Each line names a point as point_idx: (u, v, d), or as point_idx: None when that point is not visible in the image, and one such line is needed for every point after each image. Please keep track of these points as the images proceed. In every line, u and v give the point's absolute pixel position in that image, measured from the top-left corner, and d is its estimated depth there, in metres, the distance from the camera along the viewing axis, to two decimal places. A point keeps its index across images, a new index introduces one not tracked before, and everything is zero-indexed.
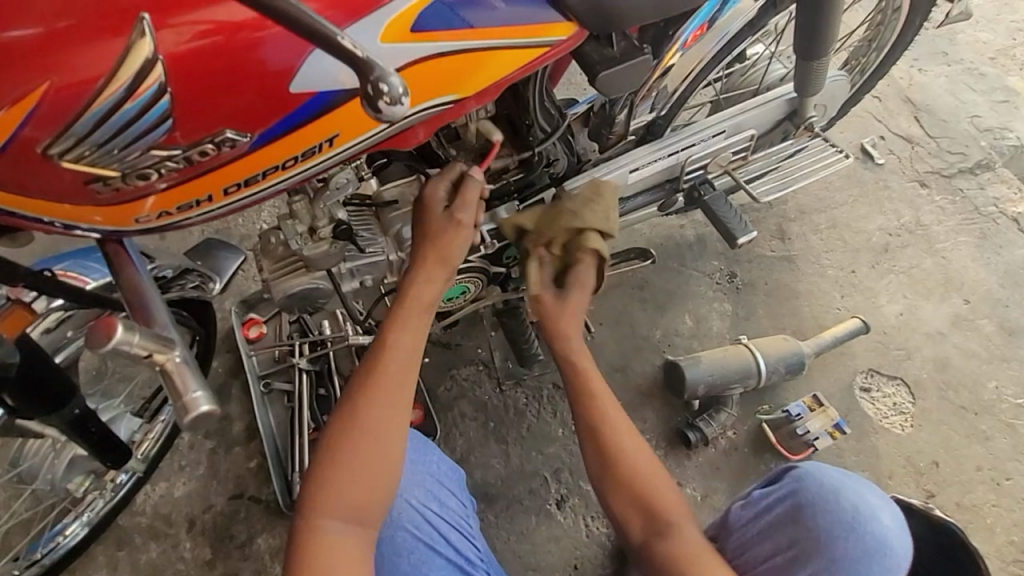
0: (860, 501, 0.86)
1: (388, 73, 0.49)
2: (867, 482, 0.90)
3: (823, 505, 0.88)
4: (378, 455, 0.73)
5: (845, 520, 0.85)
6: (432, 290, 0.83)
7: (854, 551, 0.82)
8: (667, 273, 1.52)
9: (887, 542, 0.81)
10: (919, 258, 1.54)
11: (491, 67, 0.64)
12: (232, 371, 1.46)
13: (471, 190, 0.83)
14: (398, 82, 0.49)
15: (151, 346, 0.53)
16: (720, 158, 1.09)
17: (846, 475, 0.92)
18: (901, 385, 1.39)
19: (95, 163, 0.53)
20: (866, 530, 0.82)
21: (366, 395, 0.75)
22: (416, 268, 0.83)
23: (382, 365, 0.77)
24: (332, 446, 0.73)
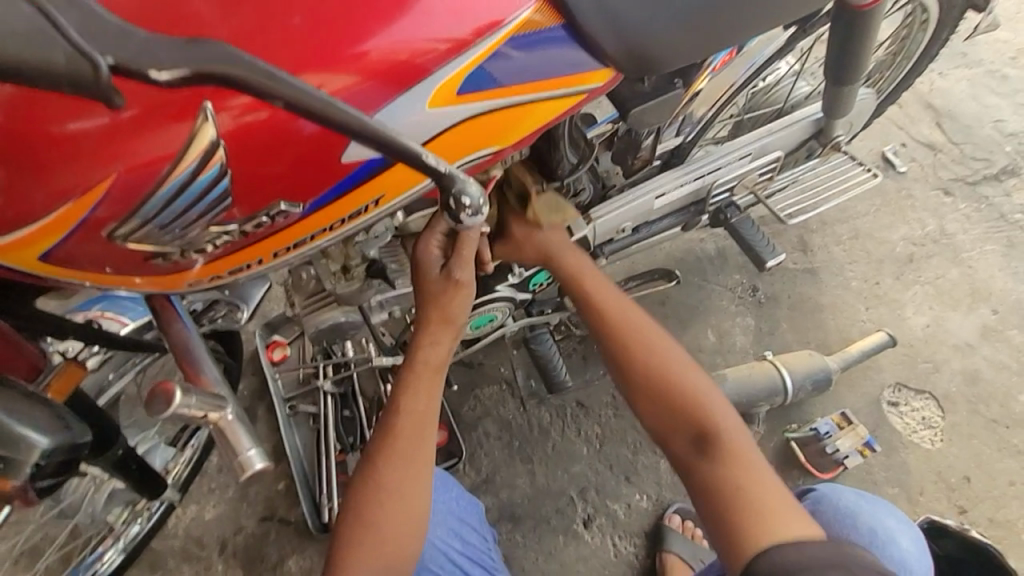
0: (877, 524, 0.90)
1: (467, 185, 0.55)
2: (886, 509, 0.95)
3: (843, 525, 0.91)
4: (402, 515, 0.76)
5: (862, 542, 0.88)
6: (441, 350, 0.81)
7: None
8: (689, 288, 1.51)
9: (907, 566, 0.85)
10: (944, 268, 1.53)
11: (530, 117, 0.65)
12: (258, 393, 1.47)
13: (468, 248, 0.75)
14: (477, 192, 0.56)
15: (204, 408, 0.54)
16: (747, 180, 1.09)
17: (861, 497, 0.97)
18: (930, 399, 1.37)
19: (157, 242, 0.52)
20: (886, 551, 0.86)
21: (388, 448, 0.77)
22: (421, 328, 0.81)
23: (397, 427, 0.78)
24: (358, 510, 0.76)
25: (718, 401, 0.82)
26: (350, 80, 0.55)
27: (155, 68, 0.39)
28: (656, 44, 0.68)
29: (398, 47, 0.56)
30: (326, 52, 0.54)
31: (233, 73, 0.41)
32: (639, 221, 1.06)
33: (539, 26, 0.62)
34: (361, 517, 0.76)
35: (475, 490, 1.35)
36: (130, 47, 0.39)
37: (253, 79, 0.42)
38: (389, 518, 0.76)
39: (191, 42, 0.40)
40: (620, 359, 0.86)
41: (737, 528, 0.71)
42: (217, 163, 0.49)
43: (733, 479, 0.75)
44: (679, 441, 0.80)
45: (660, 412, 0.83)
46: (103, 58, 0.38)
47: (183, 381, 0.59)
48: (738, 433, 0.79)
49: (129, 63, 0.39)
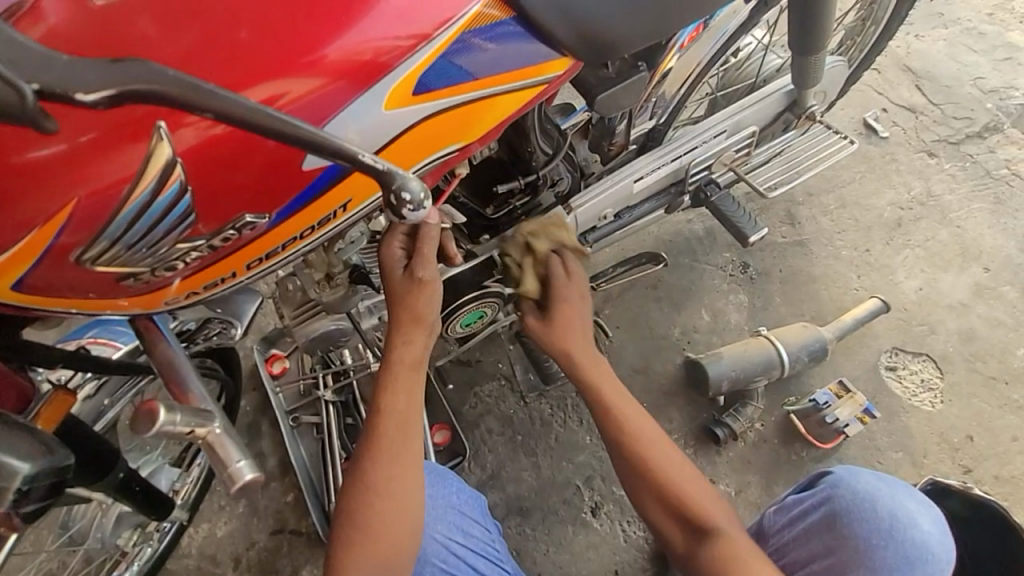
0: (897, 506, 0.88)
1: (407, 180, 0.53)
2: (907, 487, 0.92)
3: (862, 513, 0.90)
4: (396, 512, 0.78)
5: (883, 528, 0.86)
6: (417, 347, 0.82)
7: (895, 559, 0.84)
8: (680, 271, 1.51)
9: (930, 548, 0.83)
10: (934, 230, 1.53)
11: (497, 110, 0.65)
12: (260, 408, 1.48)
13: (428, 243, 0.78)
14: (417, 186, 0.54)
15: (190, 423, 0.54)
16: (724, 157, 1.09)
17: (883, 479, 0.93)
18: (927, 361, 1.38)
19: (127, 263, 0.53)
20: (908, 537, 0.84)
21: (374, 449, 0.79)
22: (390, 330, 0.81)
23: (380, 428, 0.80)
24: (352, 513, 0.77)
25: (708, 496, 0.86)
26: (317, 82, 0.55)
27: (80, 90, 0.41)
28: (611, 29, 0.68)
29: (360, 47, 0.56)
30: (288, 56, 0.55)
31: (157, 90, 0.43)
32: (619, 207, 1.06)
33: (495, 19, 0.62)
34: (354, 519, 0.77)
35: (481, 487, 1.36)
36: (55, 71, 0.42)
37: (176, 93, 0.43)
38: (385, 515, 0.77)
39: (114, 62, 0.42)
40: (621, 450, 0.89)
41: None
42: (176, 180, 0.50)
43: (731, 561, 0.78)
44: (678, 533, 0.84)
45: (657, 508, 0.86)
46: (27, 85, 0.42)
47: (171, 401, 0.60)
48: (729, 522, 0.82)
49: (53, 87, 0.42)
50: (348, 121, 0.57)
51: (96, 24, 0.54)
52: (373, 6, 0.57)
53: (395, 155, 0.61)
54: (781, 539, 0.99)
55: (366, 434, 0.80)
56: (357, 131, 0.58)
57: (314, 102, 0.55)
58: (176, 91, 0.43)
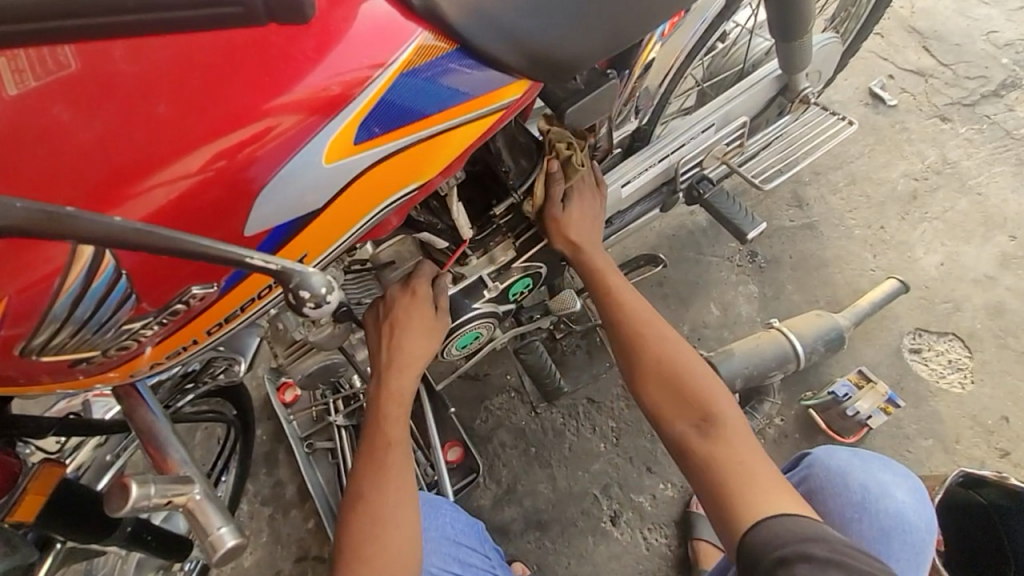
0: (872, 481, 0.84)
1: (306, 277, 0.51)
2: (879, 460, 0.87)
3: (833, 487, 0.84)
4: (400, 541, 0.78)
5: (857, 502, 0.82)
6: (408, 382, 0.87)
7: (871, 532, 0.80)
8: (684, 265, 1.46)
9: (905, 519, 0.80)
10: (952, 200, 1.45)
11: (457, 140, 0.64)
12: (276, 436, 1.50)
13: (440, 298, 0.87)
14: (319, 281, 0.52)
15: (166, 494, 0.54)
16: (716, 150, 1.05)
17: (855, 453, 0.88)
18: (954, 340, 1.31)
19: (78, 347, 0.52)
20: (882, 509, 0.81)
21: (380, 477, 0.81)
22: (398, 357, 0.86)
23: (388, 458, 0.82)
24: (355, 548, 0.77)
25: (725, 401, 0.81)
26: (279, 128, 0.54)
27: None
28: (563, 46, 0.66)
29: (291, 103, 0.54)
30: (229, 116, 0.53)
31: (9, 223, 0.40)
32: (610, 213, 1.03)
33: (439, 52, 0.60)
34: (357, 553, 0.77)
35: (498, 503, 1.34)
36: None
37: (34, 226, 0.41)
38: (389, 545, 0.78)
39: None
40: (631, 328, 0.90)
41: (729, 490, 0.73)
42: (109, 264, 0.49)
43: (732, 454, 0.76)
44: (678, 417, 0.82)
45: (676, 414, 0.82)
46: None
47: (153, 470, 0.59)
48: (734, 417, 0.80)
49: None
50: (299, 173, 0.55)
51: (17, 113, 0.52)
52: (310, 53, 0.56)
53: (349, 203, 0.60)
54: None
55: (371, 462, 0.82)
56: (305, 186, 0.56)
57: (267, 157, 0.54)
58: (39, 220, 0.41)
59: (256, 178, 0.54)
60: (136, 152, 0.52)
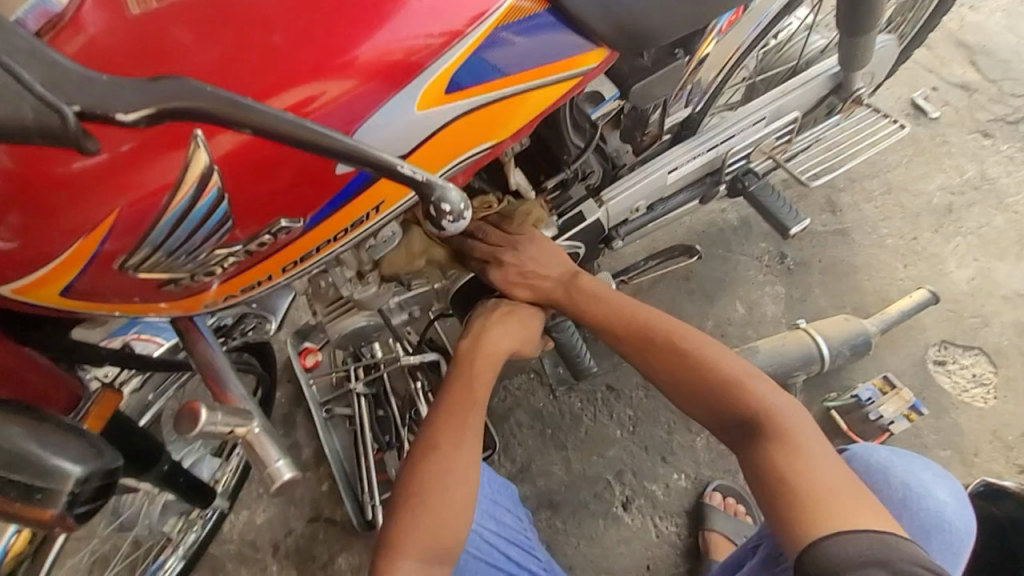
0: (912, 477, 0.84)
1: (446, 191, 0.52)
2: (921, 462, 0.87)
3: (873, 483, 0.85)
4: (459, 498, 0.80)
5: (896, 498, 0.83)
6: (499, 348, 0.90)
7: (910, 529, 0.80)
8: (714, 262, 1.47)
9: (944, 518, 0.80)
10: (988, 216, 1.45)
11: (524, 107, 0.65)
12: (295, 399, 1.51)
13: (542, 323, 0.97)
14: (457, 197, 0.53)
15: (229, 424, 0.56)
16: (763, 145, 1.06)
17: (895, 452, 0.88)
18: (980, 355, 1.31)
19: (169, 269, 0.54)
20: (921, 507, 0.81)
21: (456, 437, 0.83)
22: (499, 325, 0.91)
23: (467, 420, 0.85)
24: (411, 498, 0.79)
25: (781, 406, 0.79)
26: (347, 85, 0.55)
27: (122, 110, 0.39)
28: (641, 19, 0.68)
29: (392, 46, 0.56)
30: (301, 69, 0.54)
31: (196, 104, 0.41)
32: (653, 199, 1.03)
33: (529, 12, 0.63)
34: (418, 500, 0.79)
35: (512, 480, 1.36)
36: (96, 90, 0.39)
37: (214, 111, 0.42)
38: (448, 500, 0.80)
39: (155, 80, 0.41)
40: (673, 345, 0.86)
41: (789, 502, 0.71)
42: (213, 188, 0.50)
43: (788, 469, 0.73)
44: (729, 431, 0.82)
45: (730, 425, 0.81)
46: (69, 107, 0.39)
47: (212, 401, 0.61)
48: (799, 425, 0.77)
49: (96, 109, 0.39)
50: (377, 125, 0.57)
51: (134, 33, 0.54)
52: (385, 12, 0.57)
53: (430, 153, 0.61)
54: None
55: (448, 415, 0.85)
56: (393, 131, 0.58)
57: (330, 114, 0.55)
58: (214, 106, 0.42)
59: (347, 117, 0.56)
60: (241, 79, 0.54)
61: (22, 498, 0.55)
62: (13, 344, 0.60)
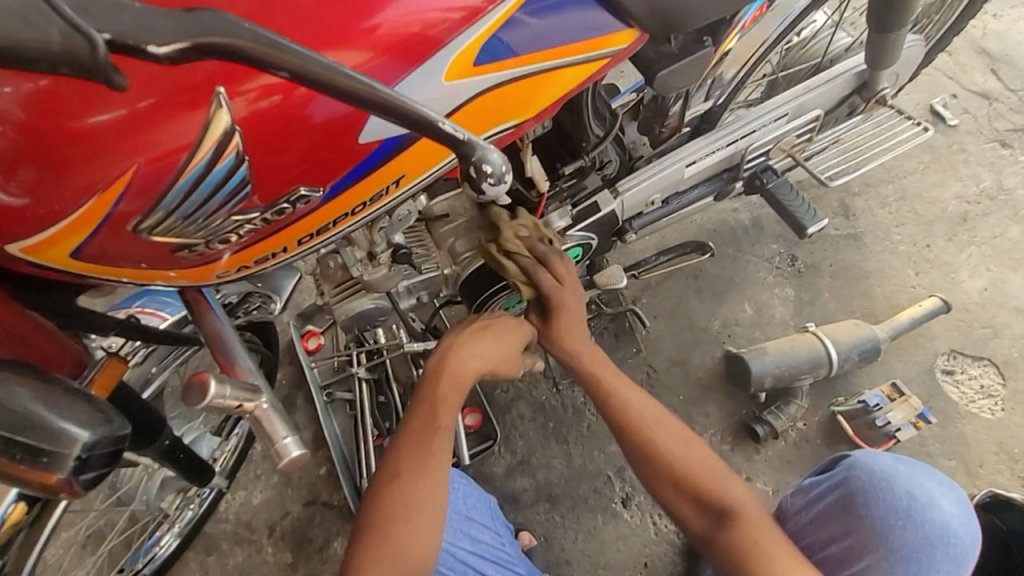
0: (917, 486, 0.83)
1: (488, 151, 0.52)
2: (925, 470, 0.87)
3: (878, 492, 0.84)
4: (426, 525, 0.79)
5: (901, 507, 0.82)
6: (467, 370, 0.84)
7: (914, 540, 0.79)
8: (724, 261, 1.45)
9: (950, 531, 0.79)
10: (1003, 226, 1.43)
11: (547, 86, 0.64)
12: (296, 381, 1.50)
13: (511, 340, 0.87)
14: (498, 158, 0.52)
15: (237, 397, 0.55)
16: (784, 142, 1.04)
17: (899, 460, 0.88)
18: (989, 365, 1.30)
19: (182, 234, 0.53)
20: (928, 517, 0.80)
21: (421, 464, 0.80)
22: (466, 346, 0.85)
23: (435, 446, 0.81)
24: (380, 521, 0.78)
25: (734, 483, 0.79)
26: (364, 56, 0.55)
27: (155, 42, 0.38)
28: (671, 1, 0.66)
29: (412, 18, 0.56)
30: (318, 36, 0.54)
31: (236, 43, 0.40)
32: (668, 192, 1.02)
33: None
34: (382, 523, 0.78)
35: (511, 472, 1.35)
36: (125, 21, 0.38)
37: (255, 49, 0.41)
38: (413, 528, 0.78)
39: (189, 13, 0.39)
40: (640, 429, 0.82)
41: None
42: (233, 150, 0.49)
43: (751, 540, 0.74)
44: (699, 518, 0.78)
45: (692, 509, 0.79)
46: (100, 34, 0.37)
47: (220, 374, 0.60)
48: (751, 500, 0.77)
49: (125, 38, 0.38)
50: None
51: None
52: None
53: None
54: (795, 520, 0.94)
55: (412, 441, 0.81)
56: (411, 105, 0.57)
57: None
58: (255, 46, 0.41)
59: None
60: None
61: (28, 460, 0.55)
62: (14, 304, 0.58)
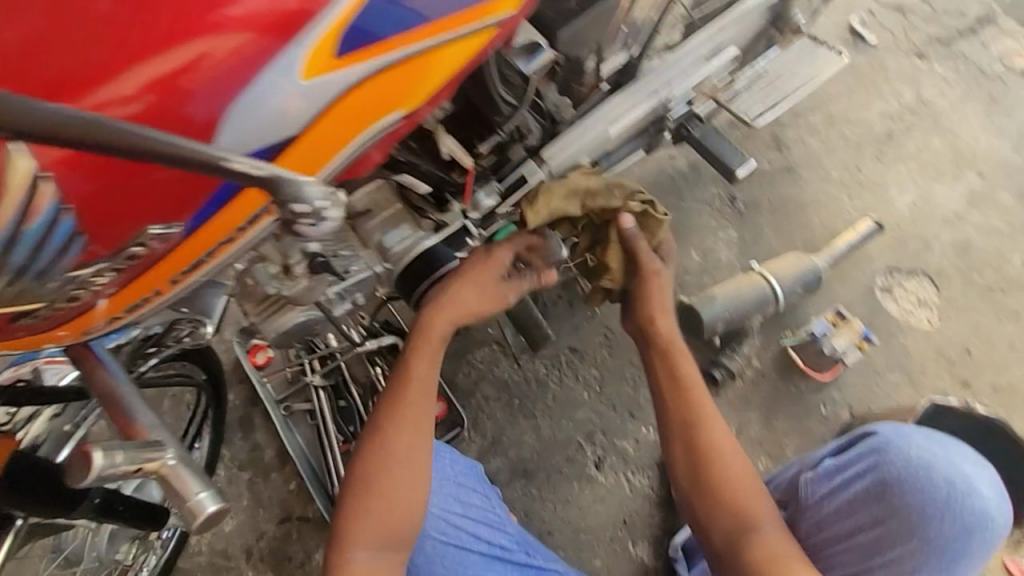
0: (956, 474, 0.83)
1: (304, 187, 0.53)
2: (959, 447, 0.87)
3: (915, 482, 0.85)
4: (402, 480, 0.82)
5: (940, 498, 0.83)
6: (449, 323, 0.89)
7: (951, 530, 0.82)
8: (667, 211, 1.44)
9: (987, 517, 0.81)
10: (926, 139, 1.47)
11: (426, 70, 0.60)
12: (250, 399, 1.44)
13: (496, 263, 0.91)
14: (316, 195, 0.53)
15: (137, 458, 0.51)
16: (706, 85, 1.02)
17: (934, 440, 0.88)
18: (923, 278, 1.35)
19: (28, 298, 0.48)
20: (966, 505, 0.81)
21: (405, 417, 0.84)
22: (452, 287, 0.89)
23: (411, 401, 0.85)
24: (363, 479, 0.81)
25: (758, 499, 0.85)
26: (226, 48, 0.50)
27: None
28: None
29: (271, 4, 0.52)
30: (166, 34, 0.49)
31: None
32: (597, 153, 0.98)
33: None
34: (368, 483, 0.82)
35: (484, 455, 1.34)
36: None
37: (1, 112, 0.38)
38: (397, 485, 0.82)
39: None
40: (691, 443, 0.88)
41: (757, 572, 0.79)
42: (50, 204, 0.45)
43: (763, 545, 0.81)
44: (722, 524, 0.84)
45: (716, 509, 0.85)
46: None
47: (120, 435, 0.55)
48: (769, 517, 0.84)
49: None
50: (258, 100, 0.52)
51: None
52: None
53: (331, 126, 0.56)
54: (816, 502, 0.93)
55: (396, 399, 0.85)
56: (281, 103, 0.53)
57: (207, 82, 0.50)
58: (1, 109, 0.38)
59: (223, 90, 0.51)
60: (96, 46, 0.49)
61: None
62: None
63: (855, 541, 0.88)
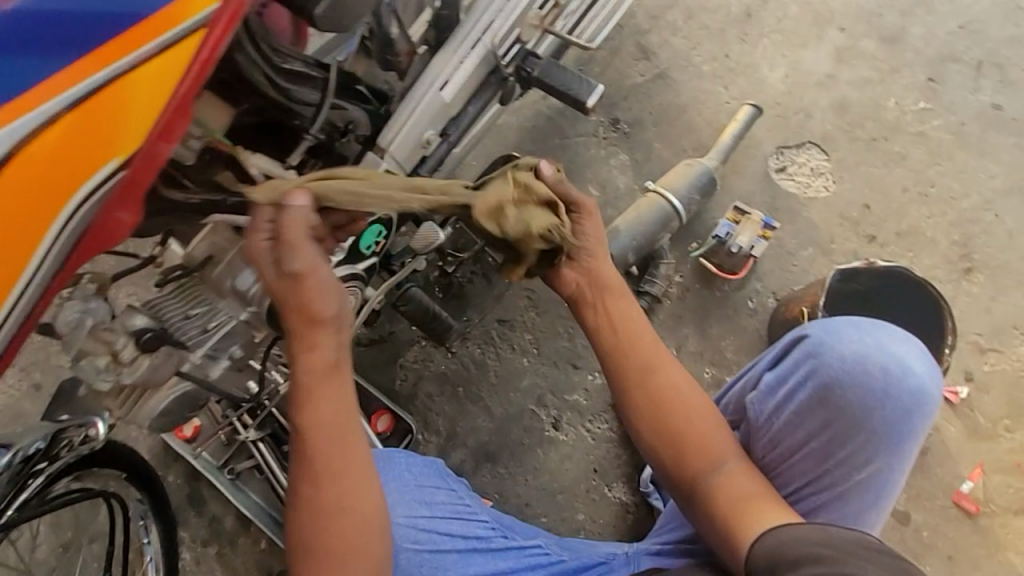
0: (890, 359, 0.79)
1: None
2: (883, 326, 0.82)
3: (854, 379, 0.79)
4: (352, 530, 0.72)
5: (879, 389, 0.78)
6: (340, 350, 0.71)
7: (894, 416, 0.78)
8: (553, 154, 1.38)
9: (924, 394, 0.78)
10: (784, 7, 1.43)
11: (108, 116, 0.50)
12: (191, 474, 1.35)
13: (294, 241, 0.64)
14: None
15: None
16: (529, 17, 0.94)
17: (863, 328, 0.82)
18: (812, 147, 1.35)
19: None
20: (903, 388, 0.78)
21: (326, 469, 0.71)
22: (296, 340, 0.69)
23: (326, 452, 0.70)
24: (303, 542, 0.71)
25: (722, 437, 0.82)
26: None
27: None
28: None
29: None
30: None
31: None
32: (440, 123, 0.90)
33: None
34: (311, 549, 0.71)
35: (444, 452, 1.30)
36: None
37: None
38: (344, 539, 0.72)
39: None
40: (650, 400, 0.82)
41: (728, 515, 0.79)
42: None
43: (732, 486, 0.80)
44: (687, 469, 0.82)
45: (682, 458, 0.82)
46: None
47: None
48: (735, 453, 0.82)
49: None
50: None
51: None
52: None
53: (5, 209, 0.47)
54: (768, 425, 0.85)
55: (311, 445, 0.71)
56: None
57: None
58: None
59: None
60: None
61: None
62: None
63: (810, 453, 0.81)
